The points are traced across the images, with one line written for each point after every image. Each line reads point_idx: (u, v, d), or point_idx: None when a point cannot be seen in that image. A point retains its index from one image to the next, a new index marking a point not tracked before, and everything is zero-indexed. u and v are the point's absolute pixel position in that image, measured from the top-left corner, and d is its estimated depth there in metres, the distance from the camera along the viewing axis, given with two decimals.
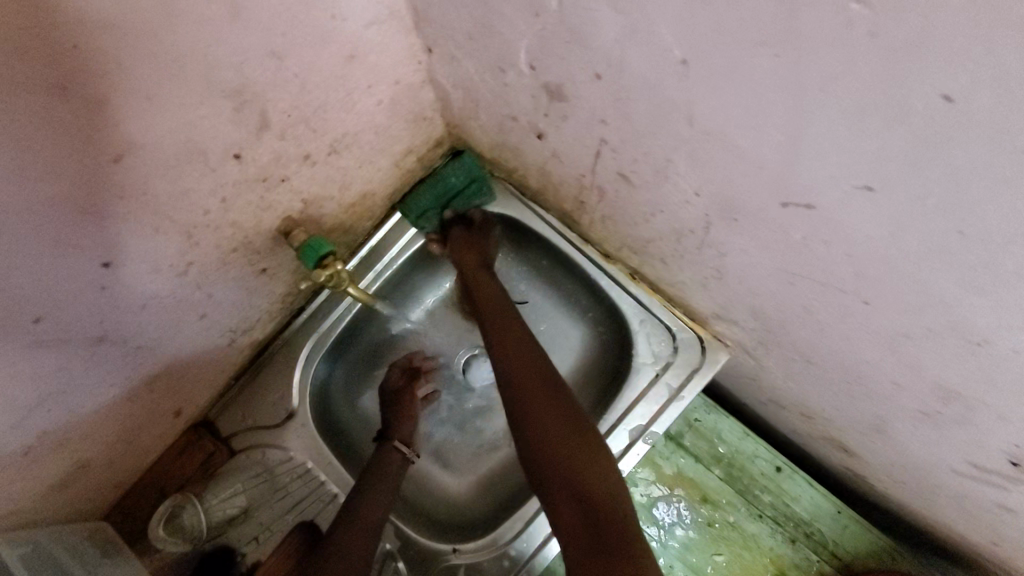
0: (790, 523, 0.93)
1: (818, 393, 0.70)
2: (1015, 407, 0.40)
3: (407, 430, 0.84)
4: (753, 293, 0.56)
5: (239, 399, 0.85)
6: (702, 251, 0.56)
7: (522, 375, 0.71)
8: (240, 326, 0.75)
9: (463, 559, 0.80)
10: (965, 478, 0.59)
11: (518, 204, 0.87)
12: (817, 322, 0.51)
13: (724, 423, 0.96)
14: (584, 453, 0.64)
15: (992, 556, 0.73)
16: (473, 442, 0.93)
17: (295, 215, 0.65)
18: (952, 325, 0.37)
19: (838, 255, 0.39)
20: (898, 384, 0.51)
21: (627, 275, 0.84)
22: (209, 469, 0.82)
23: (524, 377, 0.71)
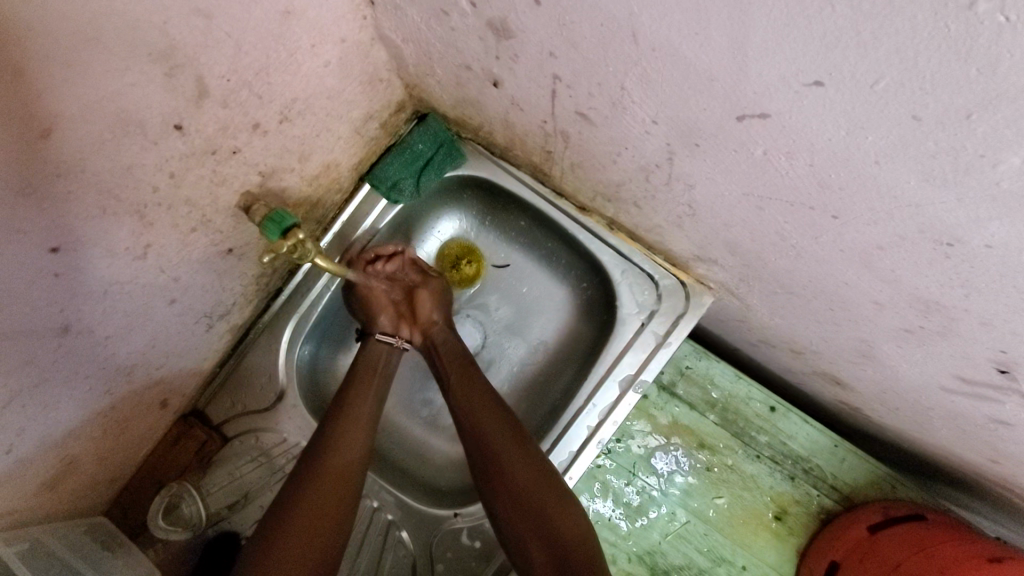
0: (789, 460, 0.93)
1: (803, 326, 0.70)
2: (995, 309, 0.39)
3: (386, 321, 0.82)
4: (727, 226, 0.55)
5: (226, 386, 0.85)
6: (671, 186, 0.55)
7: (490, 431, 0.72)
8: (215, 310, 0.74)
9: (463, 522, 0.81)
10: (955, 395, 0.58)
11: (488, 164, 0.85)
12: (791, 248, 0.50)
13: (716, 368, 0.95)
14: (549, 497, 0.69)
15: (990, 472, 0.74)
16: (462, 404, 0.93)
17: (253, 189, 0.63)
18: (921, 227, 0.35)
19: (801, 167, 0.38)
20: (878, 303, 0.50)
21: (605, 226, 0.82)
22: (205, 457, 0.82)
23: (490, 433, 0.72)
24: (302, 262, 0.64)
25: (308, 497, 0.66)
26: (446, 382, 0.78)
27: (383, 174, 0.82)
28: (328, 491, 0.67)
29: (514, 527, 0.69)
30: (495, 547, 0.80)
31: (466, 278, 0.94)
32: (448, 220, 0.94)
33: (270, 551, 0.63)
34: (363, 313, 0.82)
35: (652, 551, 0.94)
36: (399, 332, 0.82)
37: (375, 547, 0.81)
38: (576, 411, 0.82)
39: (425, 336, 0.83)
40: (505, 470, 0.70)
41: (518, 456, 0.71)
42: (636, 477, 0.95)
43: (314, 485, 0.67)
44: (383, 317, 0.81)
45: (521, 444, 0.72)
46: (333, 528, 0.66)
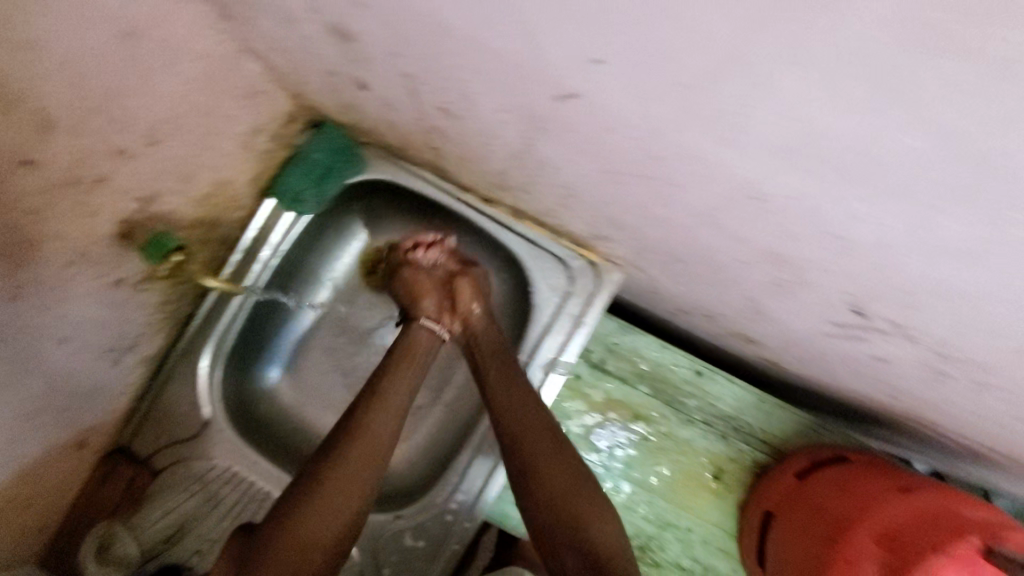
0: (720, 421, 0.97)
1: (702, 290, 0.72)
2: (821, 254, 0.42)
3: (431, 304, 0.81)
4: (602, 203, 0.57)
5: (149, 420, 0.82)
6: (543, 170, 0.56)
7: (520, 434, 0.72)
8: (119, 343, 0.72)
9: (405, 523, 0.82)
10: (836, 338, 0.62)
11: (390, 165, 0.84)
12: (656, 217, 0.52)
13: (641, 341, 0.97)
14: (583, 501, 0.67)
15: (894, 406, 0.78)
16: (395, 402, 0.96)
17: (133, 216, 0.62)
18: (733, 185, 0.37)
19: (623, 140, 0.39)
20: (742, 260, 0.52)
21: (511, 215, 0.83)
22: (135, 493, 0.81)
23: (523, 436, 0.72)
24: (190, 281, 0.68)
25: (337, 472, 0.64)
26: (485, 372, 0.78)
27: (283, 186, 0.82)
28: (351, 481, 0.64)
29: (547, 524, 0.67)
30: (439, 543, 0.81)
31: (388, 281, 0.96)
32: (360, 228, 0.93)
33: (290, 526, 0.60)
34: (408, 299, 0.82)
35: None
36: (442, 320, 0.81)
37: None
38: (504, 399, 0.84)
39: (465, 326, 0.82)
40: (533, 480, 0.69)
41: (547, 467, 0.70)
42: None
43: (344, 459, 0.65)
44: (428, 300, 0.81)
45: (555, 451, 0.71)
46: (354, 500, 0.64)
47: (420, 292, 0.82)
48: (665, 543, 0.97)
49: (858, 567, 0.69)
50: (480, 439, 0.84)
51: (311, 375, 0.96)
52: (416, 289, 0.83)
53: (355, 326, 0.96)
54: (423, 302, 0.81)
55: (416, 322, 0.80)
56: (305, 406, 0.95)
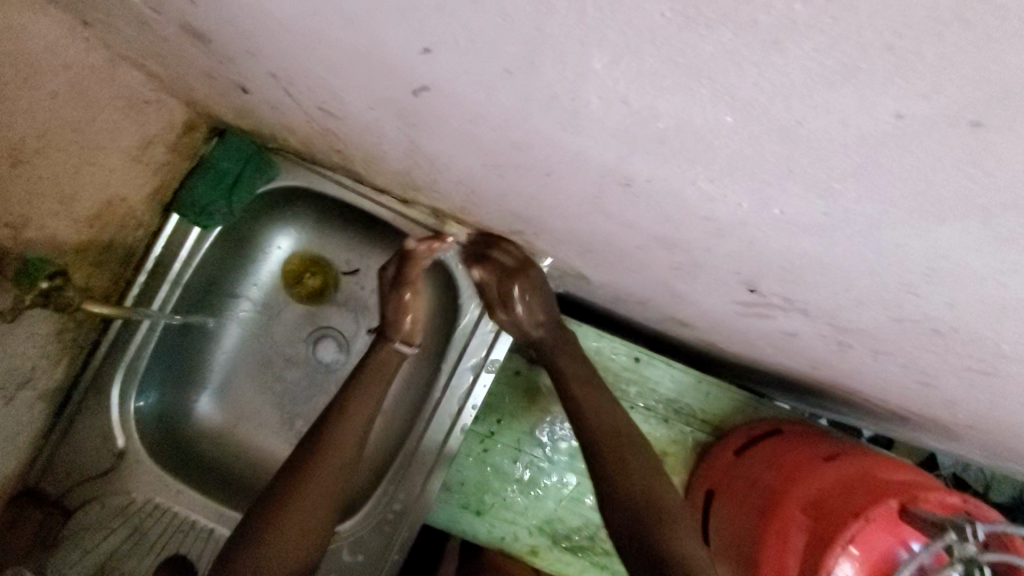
0: (660, 404, 0.98)
1: (622, 277, 0.72)
2: (700, 236, 0.42)
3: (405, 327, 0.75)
4: (500, 196, 0.56)
5: (59, 457, 0.77)
6: (437, 166, 0.54)
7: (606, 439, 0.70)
8: (11, 381, 0.67)
9: (343, 538, 0.80)
10: (748, 316, 0.62)
11: (304, 171, 0.82)
12: (551, 208, 0.52)
13: (578, 332, 0.97)
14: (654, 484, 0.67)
15: (817, 377, 0.80)
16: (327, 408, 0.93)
17: (5, 244, 0.58)
18: (600, 172, 0.37)
19: (486, 129, 0.38)
20: (640, 246, 0.52)
21: (431, 215, 0.81)
22: (48, 538, 0.75)
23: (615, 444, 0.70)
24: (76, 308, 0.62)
25: (315, 467, 0.65)
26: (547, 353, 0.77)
27: (190, 199, 0.77)
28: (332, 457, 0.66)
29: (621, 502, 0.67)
30: (379, 556, 0.80)
31: (312, 290, 0.93)
32: (281, 236, 0.90)
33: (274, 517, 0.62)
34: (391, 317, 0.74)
35: (550, 520, 0.97)
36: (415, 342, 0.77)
37: None
38: (437, 404, 0.83)
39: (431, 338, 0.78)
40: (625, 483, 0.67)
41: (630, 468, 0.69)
42: (523, 452, 0.97)
43: (324, 455, 0.66)
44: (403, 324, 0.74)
45: (642, 452, 0.70)
46: (326, 496, 0.65)
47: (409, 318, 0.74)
48: None
49: (789, 539, 0.71)
50: (416, 445, 0.83)
51: (239, 390, 0.92)
52: (408, 309, 0.75)
53: (281, 338, 0.93)
54: (403, 323, 0.75)
55: (390, 341, 0.75)
56: (234, 425, 0.91)
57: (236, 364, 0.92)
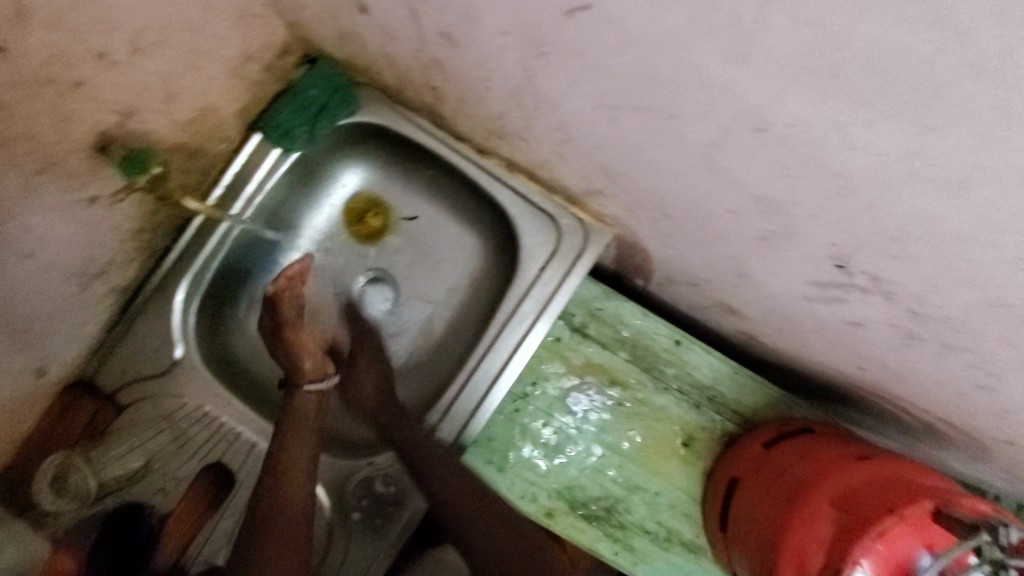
0: (693, 390, 1.00)
1: (687, 251, 0.73)
2: (812, 195, 0.42)
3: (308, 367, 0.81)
4: (595, 147, 0.56)
5: (118, 355, 0.80)
6: (540, 109, 0.55)
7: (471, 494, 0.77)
8: (88, 268, 0.69)
9: (376, 470, 0.82)
10: (814, 302, 0.63)
11: (385, 109, 0.83)
12: (649, 163, 0.52)
13: (624, 307, 0.99)
14: None
15: (860, 377, 0.81)
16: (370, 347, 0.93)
17: (110, 128, 0.59)
18: (738, 112, 0.38)
19: (626, 55, 0.39)
20: (732, 211, 0.53)
21: (505, 169, 0.84)
22: (97, 429, 0.79)
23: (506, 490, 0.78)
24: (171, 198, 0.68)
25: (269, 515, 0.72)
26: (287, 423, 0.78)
27: (275, 122, 0.80)
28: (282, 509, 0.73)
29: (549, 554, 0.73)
30: (409, 492, 0.82)
31: (373, 232, 0.94)
32: (351, 173, 0.92)
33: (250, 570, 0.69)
34: (285, 361, 0.81)
35: (571, 486, 0.98)
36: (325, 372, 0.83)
37: None
38: (485, 352, 0.83)
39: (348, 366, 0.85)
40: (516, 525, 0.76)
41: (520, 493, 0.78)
42: (553, 418, 0.99)
43: (277, 504, 0.73)
44: (306, 364, 0.81)
45: None
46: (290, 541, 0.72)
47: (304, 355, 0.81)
48: (632, 506, 0.99)
49: (814, 525, 0.72)
50: (456, 393, 0.82)
51: None
52: (302, 349, 0.81)
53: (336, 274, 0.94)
54: (303, 366, 0.81)
55: (298, 387, 0.81)
56: None
57: None
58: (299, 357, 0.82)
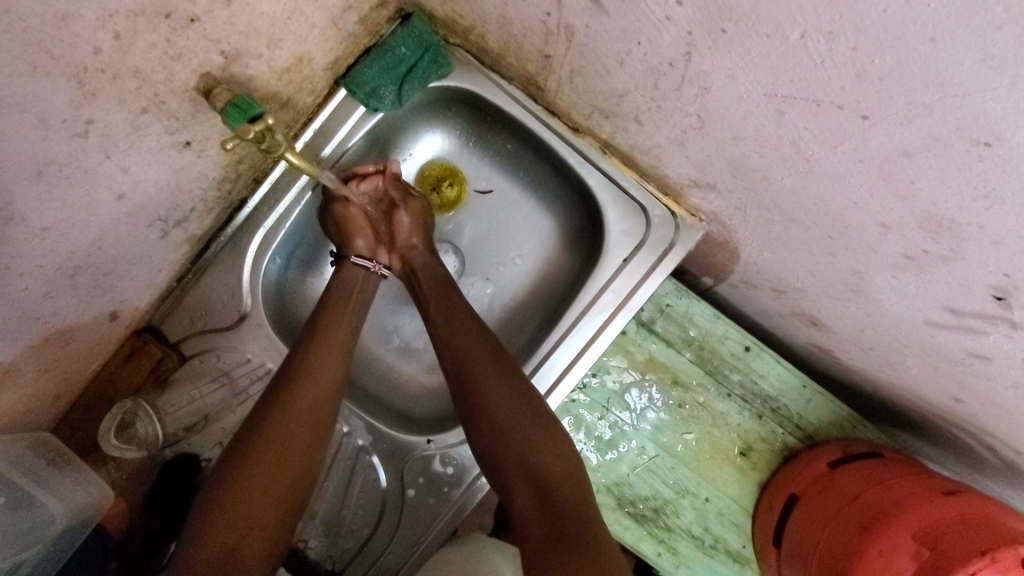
0: (757, 399, 0.96)
1: (793, 259, 0.68)
2: (1013, 223, 0.38)
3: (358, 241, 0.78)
4: (735, 138, 0.52)
5: (185, 303, 0.79)
6: (682, 89, 0.50)
7: (503, 448, 0.65)
8: (171, 215, 0.66)
9: (436, 448, 0.80)
10: (939, 329, 0.59)
11: (478, 74, 0.78)
12: (802, 162, 0.48)
13: (696, 307, 0.95)
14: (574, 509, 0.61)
15: (954, 412, 0.76)
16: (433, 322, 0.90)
17: (214, 71, 0.56)
18: (959, 123, 0.33)
19: (851, 37, 0.35)
20: (885, 225, 0.48)
21: (598, 150, 0.78)
22: (161, 376, 0.78)
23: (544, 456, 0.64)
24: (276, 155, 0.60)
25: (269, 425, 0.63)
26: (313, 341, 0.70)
27: (361, 79, 0.75)
28: (284, 422, 0.63)
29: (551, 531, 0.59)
30: (467, 475, 0.79)
31: (448, 202, 0.90)
32: (430, 138, 0.88)
33: (229, 491, 0.59)
34: (338, 235, 0.79)
35: (620, 483, 0.96)
36: (377, 257, 0.80)
37: (342, 481, 0.81)
38: (558, 341, 0.80)
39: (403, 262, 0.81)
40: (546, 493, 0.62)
41: (559, 458, 0.64)
42: (610, 412, 0.96)
43: (285, 411, 0.64)
44: (359, 239, 0.79)
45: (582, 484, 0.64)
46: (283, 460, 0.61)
47: (355, 229, 0.78)
48: (680, 509, 0.96)
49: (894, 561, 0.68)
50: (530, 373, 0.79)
51: None
52: (356, 224, 0.79)
53: None
54: (354, 240, 0.78)
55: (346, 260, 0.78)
56: None
57: None
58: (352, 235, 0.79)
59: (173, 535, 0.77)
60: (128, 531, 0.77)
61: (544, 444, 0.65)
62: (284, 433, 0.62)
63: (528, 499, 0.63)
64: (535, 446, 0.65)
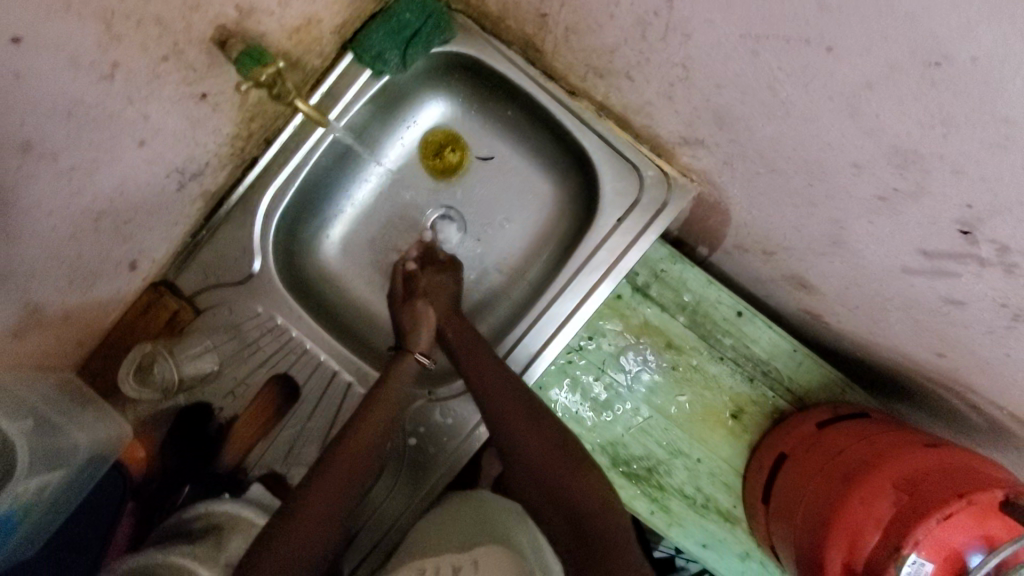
0: (749, 363, 0.98)
1: (779, 215, 0.71)
2: (969, 147, 0.40)
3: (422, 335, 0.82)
4: (717, 86, 0.55)
5: (198, 259, 0.83)
6: (668, 39, 0.53)
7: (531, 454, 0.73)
8: (187, 167, 0.70)
9: (438, 400, 0.84)
10: (916, 276, 0.61)
11: (480, 41, 0.82)
12: (779, 105, 0.51)
13: (689, 272, 0.98)
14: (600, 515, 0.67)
15: (937, 369, 0.79)
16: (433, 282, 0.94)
17: (229, 24, 0.60)
18: (913, 45, 0.37)
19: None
20: (858, 166, 0.51)
21: (594, 114, 0.81)
22: (177, 327, 0.82)
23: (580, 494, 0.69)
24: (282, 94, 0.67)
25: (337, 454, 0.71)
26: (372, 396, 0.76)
27: (367, 43, 0.78)
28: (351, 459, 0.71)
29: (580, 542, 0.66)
30: (466, 426, 0.84)
31: (449, 166, 0.93)
32: (434, 105, 0.91)
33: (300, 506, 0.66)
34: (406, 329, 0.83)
35: (615, 443, 0.99)
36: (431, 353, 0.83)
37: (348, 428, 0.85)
38: (554, 297, 0.83)
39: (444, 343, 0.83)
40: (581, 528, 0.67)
41: (595, 498, 0.69)
42: (605, 374, 0.99)
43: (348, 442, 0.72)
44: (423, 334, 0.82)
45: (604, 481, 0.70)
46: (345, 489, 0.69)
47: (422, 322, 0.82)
48: (673, 469, 0.99)
49: (874, 502, 0.71)
50: (528, 327, 0.83)
51: (361, 248, 0.94)
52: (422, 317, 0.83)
53: (405, 209, 0.94)
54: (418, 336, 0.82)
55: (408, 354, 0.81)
56: (350, 278, 0.93)
57: (362, 225, 0.94)
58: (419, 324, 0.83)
59: (186, 480, 0.83)
60: (145, 475, 0.82)
61: (580, 485, 0.70)
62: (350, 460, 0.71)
63: (569, 537, 0.68)
64: (572, 486, 0.70)
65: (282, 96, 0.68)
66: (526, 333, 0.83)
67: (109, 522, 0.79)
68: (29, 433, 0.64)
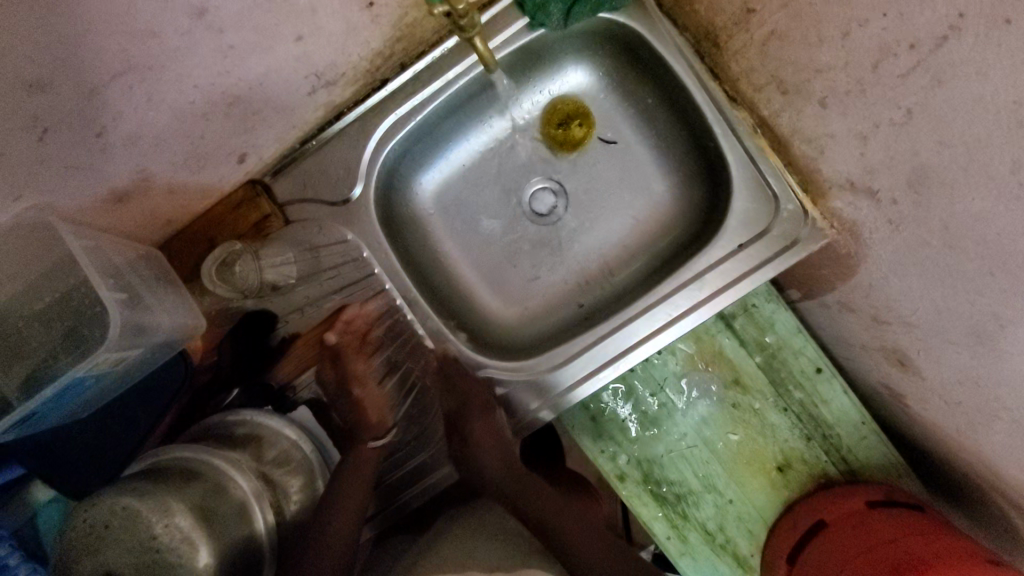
0: (812, 422, 0.95)
1: (925, 291, 0.63)
2: None
3: (366, 422, 0.79)
4: (941, 143, 0.51)
5: (302, 169, 0.79)
6: (910, 76, 0.51)
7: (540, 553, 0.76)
8: (326, 74, 0.66)
9: (501, 378, 0.80)
10: None
11: (651, 17, 0.75)
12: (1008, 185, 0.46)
13: (781, 315, 0.94)
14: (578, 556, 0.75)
15: (1005, 496, 0.74)
16: (525, 255, 0.90)
17: None
18: None
19: None
20: None
21: (749, 128, 0.75)
22: (263, 231, 0.78)
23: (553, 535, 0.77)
24: (467, 31, 0.63)
25: (340, 493, 0.73)
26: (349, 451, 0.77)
27: None
28: (348, 505, 0.72)
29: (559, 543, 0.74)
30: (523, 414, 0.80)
31: (572, 140, 0.88)
32: (575, 72, 0.86)
33: (310, 542, 0.68)
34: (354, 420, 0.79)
35: (651, 461, 0.96)
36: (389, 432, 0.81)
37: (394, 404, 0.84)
38: (647, 307, 0.79)
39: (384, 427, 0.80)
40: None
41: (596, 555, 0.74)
42: (663, 391, 0.96)
43: (341, 485, 0.74)
44: (372, 423, 0.79)
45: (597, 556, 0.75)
46: (344, 535, 0.70)
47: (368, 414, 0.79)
48: (701, 502, 0.96)
49: None
50: (613, 330, 0.79)
51: (459, 201, 0.90)
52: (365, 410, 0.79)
53: (512, 170, 0.90)
54: (366, 422, 0.79)
55: (364, 441, 0.79)
56: (438, 227, 0.89)
57: (466, 178, 0.89)
58: (366, 412, 0.79)
59: (237, 384, 0.81)
60: (202, 371, 0.81)
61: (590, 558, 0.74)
62: (349, 502, 0.72)
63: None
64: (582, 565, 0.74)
65: (467, 33, 0.65)
66: (609, 335, 0.79)
67: (162, 407, 0.80)
68: (123, 306, 0.63)
